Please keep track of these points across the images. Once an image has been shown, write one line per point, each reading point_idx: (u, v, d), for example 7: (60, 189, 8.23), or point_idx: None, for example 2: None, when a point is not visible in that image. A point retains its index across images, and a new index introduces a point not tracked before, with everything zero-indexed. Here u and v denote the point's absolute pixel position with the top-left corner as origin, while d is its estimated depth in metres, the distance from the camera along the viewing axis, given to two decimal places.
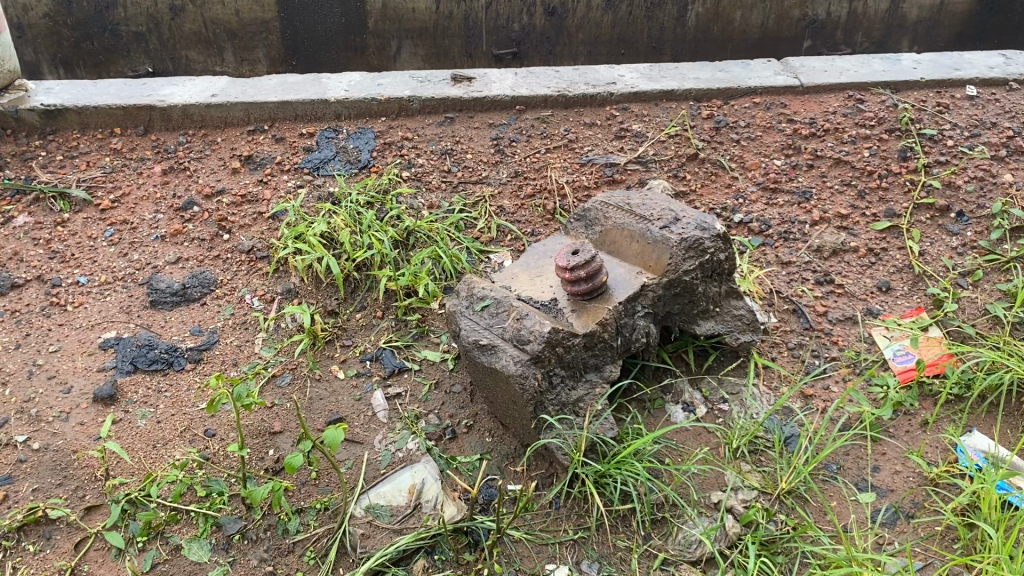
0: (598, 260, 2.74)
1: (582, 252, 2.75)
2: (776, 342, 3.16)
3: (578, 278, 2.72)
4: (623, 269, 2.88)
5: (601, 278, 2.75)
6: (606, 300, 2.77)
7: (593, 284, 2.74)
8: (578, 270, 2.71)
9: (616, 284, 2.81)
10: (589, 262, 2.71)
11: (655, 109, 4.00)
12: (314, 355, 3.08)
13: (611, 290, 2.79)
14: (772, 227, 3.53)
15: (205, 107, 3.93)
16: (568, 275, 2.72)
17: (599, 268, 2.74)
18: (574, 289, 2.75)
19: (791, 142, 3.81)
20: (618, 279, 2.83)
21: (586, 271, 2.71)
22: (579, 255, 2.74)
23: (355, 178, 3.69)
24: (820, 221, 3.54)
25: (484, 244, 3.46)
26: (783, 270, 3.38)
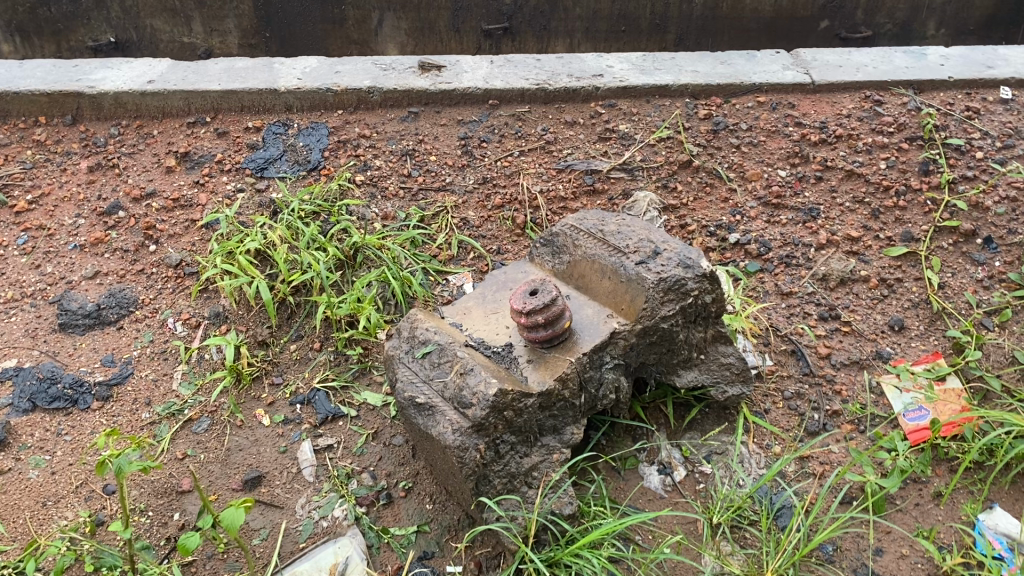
0: (560, 303, 2.33)
1: (542, 293, 2.33)
2: (769, 391, 2.76)
3: (536, 324, 2.31)
4: (592, 310, 2.46)
5: (563, 324, 2.34)
6: (568, 349, 2.36)
7: (553, 331, 2.33)
8: (535, 315, 2.29)
9: (581, 330, 2.40)
10: (549, 307, 2.30)
11: (646, 107, 3.55)
12: (238, 396, 2.69)
13: (575, 337, 2.38)
14: (772, 250, 3.10)
15: (140, 95, 3.50)
16: (524, 320, 2.31)
17: (561, 313, 2.32)
18: (531, 336, 2.34)
19: (798, 149, 3.36)
20: (584, 324, 2.42)
21: (545, 317, 2.30)
22: (537, 297, 2.32)
23: (301, 182, 3.27)
24: (827, 245, 3.11)
25: (443, 263, 3.05)
26: (782, 302, 2.97)
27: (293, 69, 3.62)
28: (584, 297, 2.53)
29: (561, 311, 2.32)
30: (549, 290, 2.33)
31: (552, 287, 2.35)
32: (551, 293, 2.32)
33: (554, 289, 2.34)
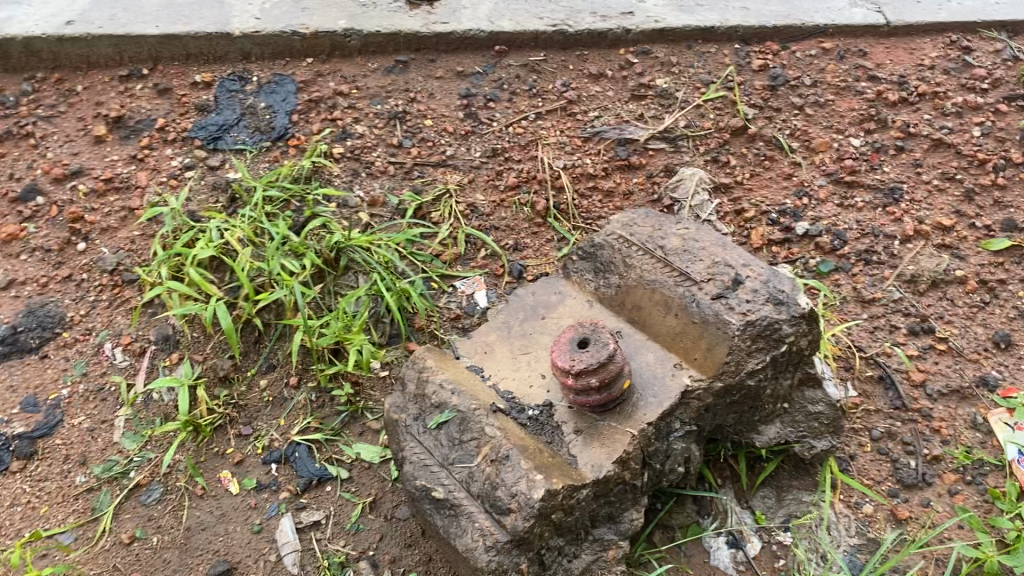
0: (619, 359, 1.77)
1: (595, 343, 1.77)
2: (854, 431, 2.27)
3: (586, 386, 1.76)
4: (653, 357, 1.92)
5: (622, 384, 1.79)
6: (626, 416, 1.82)
7: (609, 395, 1.79)
8: (586, 375, 1.75)
9: (641, 387, 1.86)
10: (606, 365, 1.75)
11: (687, 56, 2.92)
12: (198, 452, 2.13)
13: (634, 398, 1.84)
14: (848, 243, 2.55)
15: (57, 41, 2.78)
16: (572, 380, 1.76)
17: (620, 371, 1.77)
18: (580, 398, 1.80)
19: (873, 111, 2.76)
20: (645, 378, 1.87)
21: (599, 378, 1.75)
22: (589, 349, 1.76)
23: (265, 156, 2.62)
24: (914, 236, 2.56)
25: (449, 265, 2.46)
26: (864, 313, 2.44)
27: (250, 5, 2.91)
28: (641, 335, 1.98)
29: (620, 369, 1.77)
30: (604, 339, 1.78)
31: (607, 334, 1.79)
32: (607, 345, 1.76)
33: (611, 338, 1.79)
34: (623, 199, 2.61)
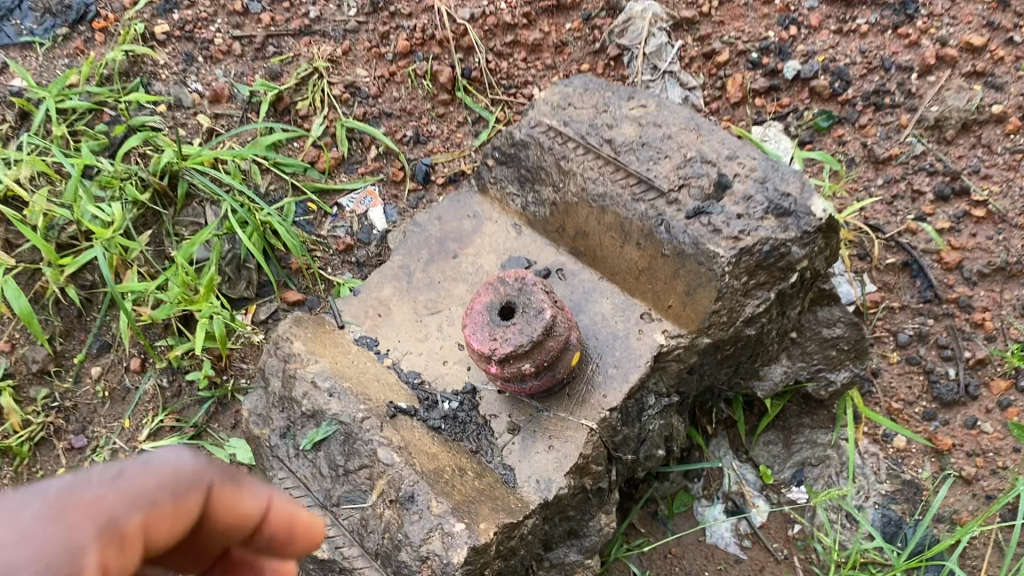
0: (561, 329, 1.22)
1: (523, 309, 1.21)
2: (875, 334, 1.77)
3: (519, 373, 1.21)
4: (608, 306, 1.36)
5: (568, 361, 1.25)
6: (576, 400, 1.28)
7: (551, 379, 1.25)
8: (517, 360, 1.20)
9: (595, 353, 1.31)
10: (543, 342, 1.19)
11: None
12: (16, 482, 1.62)
13: (586, 371, 1.30)
14: (854, 84, 1.89)
15: None
16: (498, 367, 1.21)
17: (563, 346, 1.23)
18: (510, 386, 1.26)
19: None
20: (600, 339, 1.33)
21: (536, 360, 1.20)
22: (516, 320, 1.20)
23: (64, 48, 1.89)
24: (937, 65, 1.85)
25: (329, 175, 1.84)
26: (878, 178, 1.86)
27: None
28: (589, 272, 1.41)
29: (563, 342, 1.22)
30: (536, 302, 1.21)
31: (542, 290, 1.23)
32: (540, 310, 1.20)
33: (547, 297, 1.22)
34: (554, 52, 1.94)
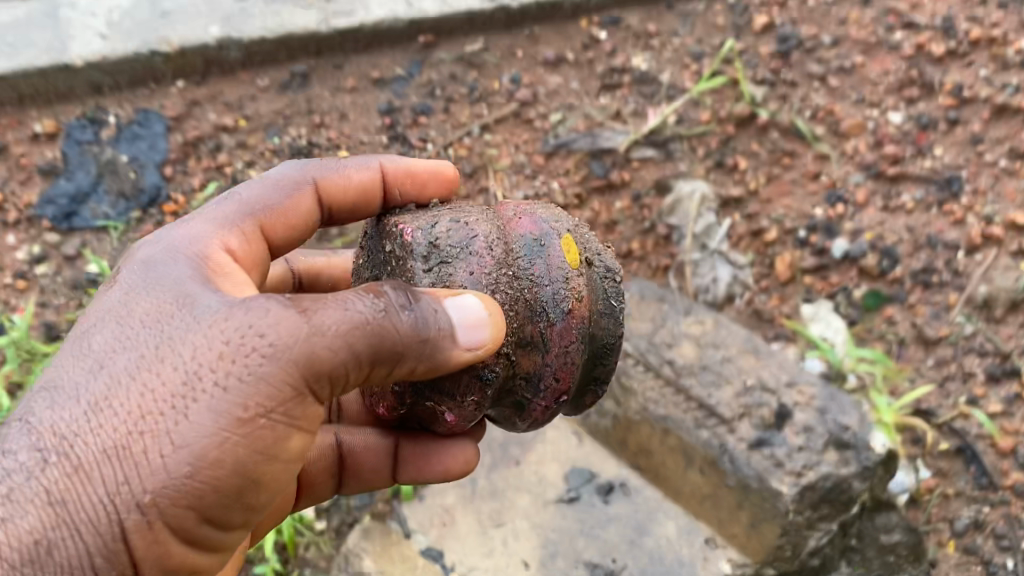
0: (466, 232, 1.02)
1: (422, 257, 1.00)
2: (947, 524, 1.73)
3: (488, 368, 1.00)
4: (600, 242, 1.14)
5: (553, 252, 1.05)
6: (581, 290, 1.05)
7: (568, 334, 1.04)
8: (515, 360, 1.04)
9: (601, 292, 1.10)
10: (510, 301, 1.01)
11: (668, 19, 2.26)
12: None
13: (562, 245, 1.07)
14: (903, 264, 1.98)
15: None
16: (479, 389, 1.02)
17: (521, 264, 1.04)
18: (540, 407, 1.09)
19: (915, 73, 2.16)
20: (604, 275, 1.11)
21: (533, 365, 1.05)
22: (429, 271, 1.00)
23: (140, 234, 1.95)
24: (985, 243, 1.98)
25: None
26: (929, 359, 1.89)
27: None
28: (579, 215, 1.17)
29: (520, 263, 1.04)
30: (433, 235, 1.02)
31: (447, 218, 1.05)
32: (436, 246, 1.01)
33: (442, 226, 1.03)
34: (605, 232, 2.04)
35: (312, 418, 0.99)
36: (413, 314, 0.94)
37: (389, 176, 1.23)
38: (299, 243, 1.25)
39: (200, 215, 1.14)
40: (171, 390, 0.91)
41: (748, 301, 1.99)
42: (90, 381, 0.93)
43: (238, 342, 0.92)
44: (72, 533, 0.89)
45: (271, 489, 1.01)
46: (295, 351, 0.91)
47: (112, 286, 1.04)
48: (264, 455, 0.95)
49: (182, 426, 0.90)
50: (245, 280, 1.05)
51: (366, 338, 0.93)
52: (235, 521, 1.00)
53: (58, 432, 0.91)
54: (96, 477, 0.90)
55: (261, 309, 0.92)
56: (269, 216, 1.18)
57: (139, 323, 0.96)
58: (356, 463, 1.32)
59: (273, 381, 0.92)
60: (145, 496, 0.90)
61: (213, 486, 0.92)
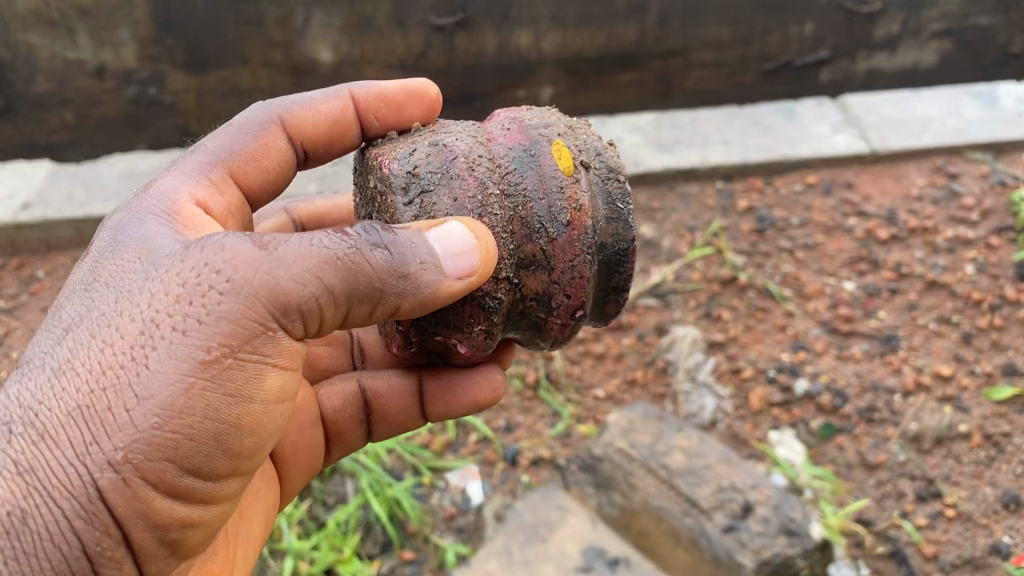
0: (462, 153, 1.30)
1: (403, 188, 1.27)
2: None
3: (489, 296, 1.31)
4: (601, 142, 1.44)
5: (543, 167, 1.34)
6: (575, 200, 1.33)
7: (570, 247, 1.34)
8: (523, 283, 1.36)
9: (604, 194, 1.39)
10: (506, 222, 1.31)
11: (669, 198, 2.99)
12: None
13: (550, 157, 1.36)
14: (852, 402, 2.47)
15: (15, 228, 2.72)
16: (484, 318, 1.33)
17: (513, 179, 1.33)
18: (557, 325, 1.42)
19: (864, 251, 2.76)
20: (606, 176, 1.40)
21: (541, 285, 1.37)
22: (411, 200, 1.26)
23: None
24: (916, 389, 2.49)
25: (439, 454, 2.39)
26: (870, 479, 2.34)
27: (176, 119, 2.71)
28: (575, 124, 1.46)
29: (513, 182, 1.33)
30: (412, 164, 1.28)
31: (425, 146, 1.32)
32: (414, 174, 1.27)
33: (450, 151, 1.30)
34: (615, 362, 2.57)
35: (275, 359, 1.22)
36: (381, 253, 1.19)
37: (360, 102, 1.60)
38: (279, 178, 1.62)
39: (175, 172, 1.48)
40: (138, 345, 1.12)
41: (727, 424, 2.43)
42: (62, 349, 1.14)
43: (197, 286, 1.15)
44: (45, 499, 1.06)
45: (242, 435, 1.22)
46: (255, 288, 1.15)
47: (86, 268, 1.26)
48: (231, 397, 1.17)
49: (149, 377, 1.11)
50: (209, 225, 1.37)
51: (334, 272, 1.17)
52: (216, 471, 1.22)
53: (34, 392, 1.10)
54: (64, 441, 1.08)
55: (219, 255, 1.15)
56: (240, 163, 1.55)
57: (111, 291, 1.19)
58: (383, 406, 1.76)
59: (234, 319, 1.15)
60: (116, 455, 1.08)
61: (184, 433, 1.13)
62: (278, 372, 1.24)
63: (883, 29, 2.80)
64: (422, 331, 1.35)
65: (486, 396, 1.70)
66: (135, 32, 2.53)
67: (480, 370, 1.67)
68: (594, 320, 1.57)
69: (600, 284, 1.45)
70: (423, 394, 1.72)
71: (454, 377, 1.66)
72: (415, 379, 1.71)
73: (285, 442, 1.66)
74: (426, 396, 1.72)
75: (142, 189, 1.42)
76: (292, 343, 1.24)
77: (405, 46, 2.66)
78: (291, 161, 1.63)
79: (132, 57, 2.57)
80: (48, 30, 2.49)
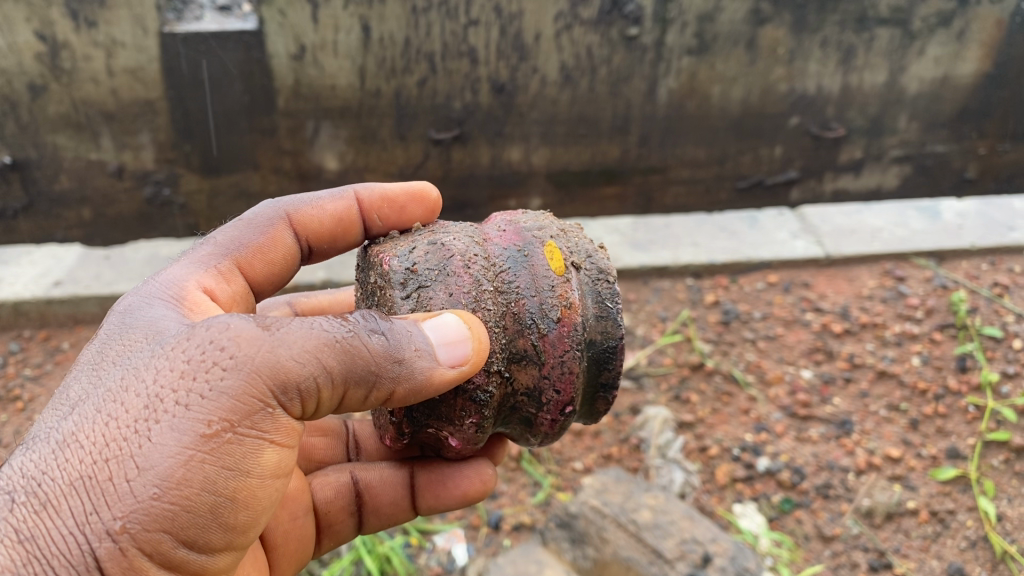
0: (455, 251, 1.43)
1: (401, 283, 1.38)
2: None
3: (481, 390, 1.39)
4: (591, 246, 1.56)
5: (537, 266, 1.46)
6: (566, 297, 1.44)
7: (560, 343, 1.44)
8: (515, 377, 1.46)
9: (594, 293, 1.50)
10: (499, 317, 1.42)
11: (644, 291, 3.35)
12: None
13: (542, 258, 1.48)
14: (809, 479, 2.63)
15: (45, 303, 3.04)
16: (475, 411, 1.41)
17: (507, 278, 1.45)
18: (546, 420, 1.52)
19: (820, 343, 3.07)
20: (596, 276, 1.51)
21: (531, 380, 1.46)
22: (408, 294, 1.37)
23: None
24: (869, 469, 2.66)
25: (427, 517, 2.57)
26: (826, 550, 2.46)
27: (186, 217, 3.10)
28: (568, 227, 1.59)
29: (507, 279, 1.45)
30: (411, 261, 1.40)
31: (424, 245, 1.44)
32: (413, 271, 1.39)
33: (449, 247, 1.43)
34: (592, 438, 2.78)
35: (273, 435, 1.28)
36: (375, 338, 1.28)
37: (365, 202, 1.80)
38: (282, 269, 1.80)
39: (187, 261, 1.63)
40: (141, 418, 1.18)
41: (695, 497, 2.57)
42: (67, 422, 1.19)
43: (201, 362, 1.21)
44: (43, 568, 1.09)
45: (238, 506, 1.28)
46: (257, 365, 1.21)
47: (95, 348, 1.33)
48: (228, 470, 1.23)
49: (151, 449, 1.16)
50: (213, 310, 1.49)
51: (334, 355, 1.25)
52: (210, 544, 1.26)
53: (36, 462, 1.15)
54: (65, 510, 1.12)
55: (224, 333, 1.22)
56: (247, 255, 1.72)
57: (117, 369, 1.25)
58: (375, 497, 1.87)
59: (235, 396, 1.20)
60: (115, 524, 1.13)
61: (182, 505, 1.18)
62: (274, 450, 1.30)
63: (848, 155, 3.28)
64: (414, 424, 1.44)
65: (475, 489, 1.81)
66: (154, 137, 2.87)
67: (470, 465, 1.78)
68: (583, 417, 1.65)
69: (589, 381, 1.53)
70: (415, 487, 1.83)
71: (446, 471, 1.77)
72: (407, 472, 1.83)
73: (276, 530, 1.74)
74: (417, 489, 1.83)
75: (153, 275, 1.55)
76: (290, 422, 1.30)
77: (406, 158, 3.02)
78: (295, 254, 1.82)
79: (150, 159, 2.92)
80: (74, 134, 2.82)
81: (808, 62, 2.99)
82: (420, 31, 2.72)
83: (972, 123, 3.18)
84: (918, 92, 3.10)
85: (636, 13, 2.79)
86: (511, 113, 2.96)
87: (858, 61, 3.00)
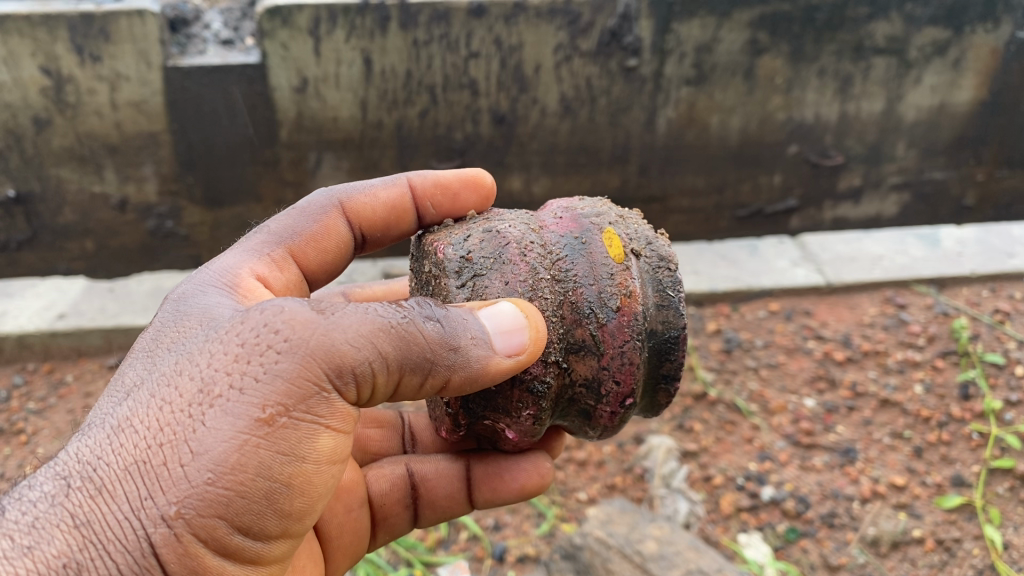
0: (510, 237, 1.42)
1: (456, 272, 1.38)
2: None
3: (538, 381, 1.37)
4: (650, 233, 1.55)
5: (596, 254, 1.45)
6: (625, 286, 1.42)
7: (620, 333, 1.41)
8: (573, 368, 1.44)
9: (655, 282, 1.48)
10: (556, 306, 1.40)
11: None
12: None
13: (601, 246, 1.46)
14: (814, 508, 2.61)
15: (49, 336, 3.05)
16: (532, 402, 1.39)
17: (564, 266, 1.43)
18: (605, 413, 1.49)
19: (822, 371, 3.07)
20: (657, 264, 1.49)
21: (589, 371, 1.44)
22: (464, 283, 1.36)
23: None
24: (873, 497, 2.65)
25: (431, 549, 2.55)
26: None
27: (189, 249, 3.13)
28: (625, 215, 1.58)
29: (563, 267, 1.43)
30: (466, 250, 1.40)
31: (479, 233, 1.44)
32: (468, 259, 1.39)
33: (506, 237, 1.42)
34: (596, 468, 2.78)
35: (329, 420, 1.24)
36: (429, 324, 1.25)
37: (417, 188, 1.77)
38: (335, 258, 1.79)
39: (241, 249, 1.63)
40: (196, 402, 1.15)
41: (700, 528, 2.56)
42: (123, 408, 1.17)
43: (255, 345, 1.18)
44: (99, 554, 1.06)
45: (296, 493, 1.24)
46: (311, 349, 1.18)
47: (153, 340, 1.32)
48: (284, 455, 1.19)
49: (205, 434, 1.13)
50: (266, 296, 1.50)
51: (388, 340, 1.22)
52: (266, 531, 1.23)
53: (90, 450, 1.13)
54: (120, 495, 1.09)
55: (278, 317, 1.19)
56: (300, 243, 1.71)
57: (172, 357, 1.23)
58: (432, 490, 1.84)
59: (291, 380, 1.17)
60: (169, 510, 1.10)
61: (236, 490, 1.14)
62: (331, 435, 1.26)
63: (846, 183, 3.31)
64: (470, 414, 1.43)
65: (534, 483, 1.78)
66: (158, 169, 2.89)
67: (528, 457, 1.76)
68: (643, 410, 1.62)
69: (650, 372, 1.51)
70: (472, 480, 1.82)
71: (503, 463, 1.76)
72: (463, 464, 1.82)
73: (331, 522, 1.73)
74: (475, 482, 1.81)
75: (208, 264, 1.56)
76: (347, 407, 1.27)
77: None
78: (348, 243, 1.81)
79: (153, 192, 2.95)
80: (78, 167, 2.84)
81: (805, 92, 3.02)
82: (421, 64, 2.75)
83: (970, 150, 3.21)
84: (916, 119, 3.12)
85: (635, 45, 2.83)
86: (513, 144, 2.99)
87: (854, 90, 3.03)
